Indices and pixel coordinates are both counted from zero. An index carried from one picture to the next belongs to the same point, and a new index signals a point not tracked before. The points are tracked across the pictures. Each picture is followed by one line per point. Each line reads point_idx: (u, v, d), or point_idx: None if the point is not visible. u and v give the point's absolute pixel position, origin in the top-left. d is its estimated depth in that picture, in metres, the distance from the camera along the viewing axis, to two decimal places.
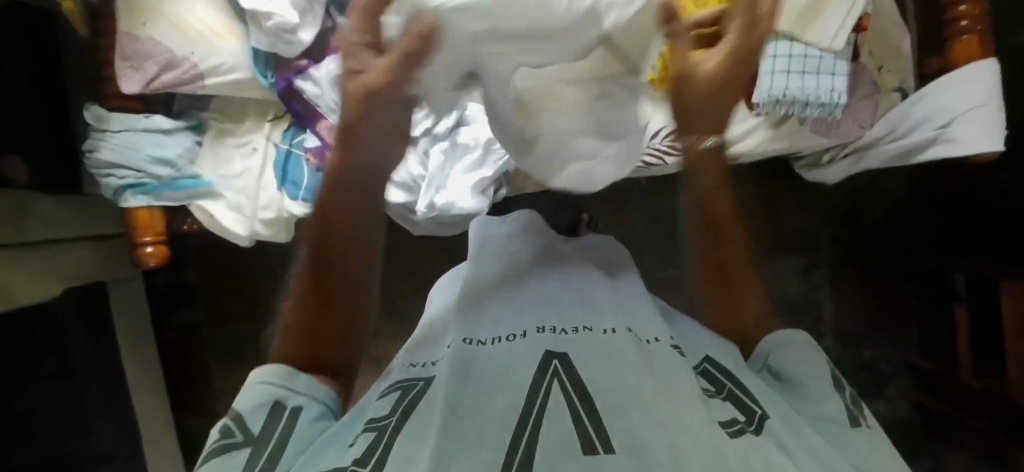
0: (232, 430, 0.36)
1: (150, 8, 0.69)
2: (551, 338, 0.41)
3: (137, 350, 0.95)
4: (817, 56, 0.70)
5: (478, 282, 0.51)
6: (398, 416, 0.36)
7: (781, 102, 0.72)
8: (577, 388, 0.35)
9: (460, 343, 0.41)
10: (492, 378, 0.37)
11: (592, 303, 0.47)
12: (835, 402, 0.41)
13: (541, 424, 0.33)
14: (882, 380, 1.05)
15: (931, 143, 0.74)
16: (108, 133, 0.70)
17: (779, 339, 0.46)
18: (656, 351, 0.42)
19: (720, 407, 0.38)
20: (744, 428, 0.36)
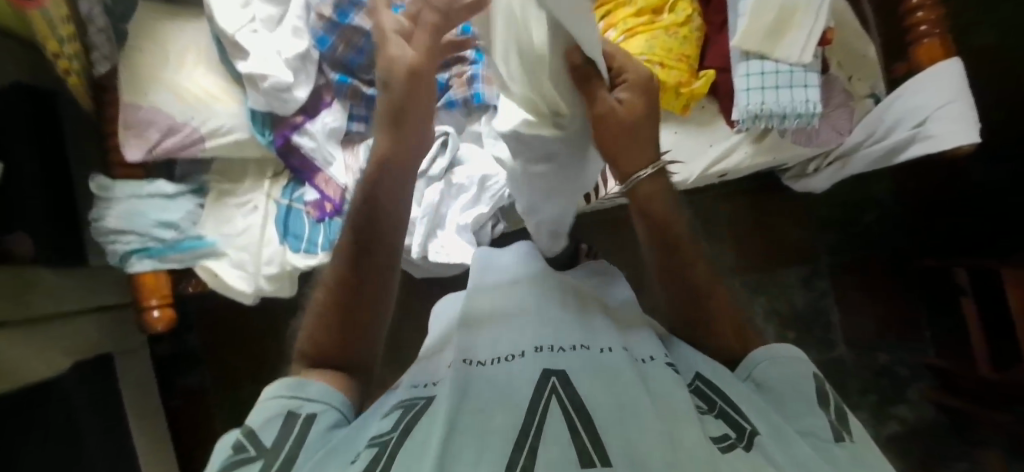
0: (247, 443, 0.37)
1: (152, 80, 0.72)
2: (550, 357, 0.41)
3: (144, 419, 0.93)
4: (787, 71, 0.74)
5: (477, 303, 0.51)
6: (399, 429, 0.36)
7: (759, 117, 0.75)
8: (576, 405, 0.36)
9: (460, 363, 0.41)
10: (491, 395, 0.37)
11: (586, 322, 0.47)
12: (818, 417, 0.40)
13: (539, 442, 0.33)
14: (900, 385, 1.03)
15: (909, 142, 0.76)
16: (113, 201, 0.73)
17: (768, 351, 0.45)
18: (653, 369, 0.42)
19: (711, 424, 0.38)
20: (736, 444, 0.36)
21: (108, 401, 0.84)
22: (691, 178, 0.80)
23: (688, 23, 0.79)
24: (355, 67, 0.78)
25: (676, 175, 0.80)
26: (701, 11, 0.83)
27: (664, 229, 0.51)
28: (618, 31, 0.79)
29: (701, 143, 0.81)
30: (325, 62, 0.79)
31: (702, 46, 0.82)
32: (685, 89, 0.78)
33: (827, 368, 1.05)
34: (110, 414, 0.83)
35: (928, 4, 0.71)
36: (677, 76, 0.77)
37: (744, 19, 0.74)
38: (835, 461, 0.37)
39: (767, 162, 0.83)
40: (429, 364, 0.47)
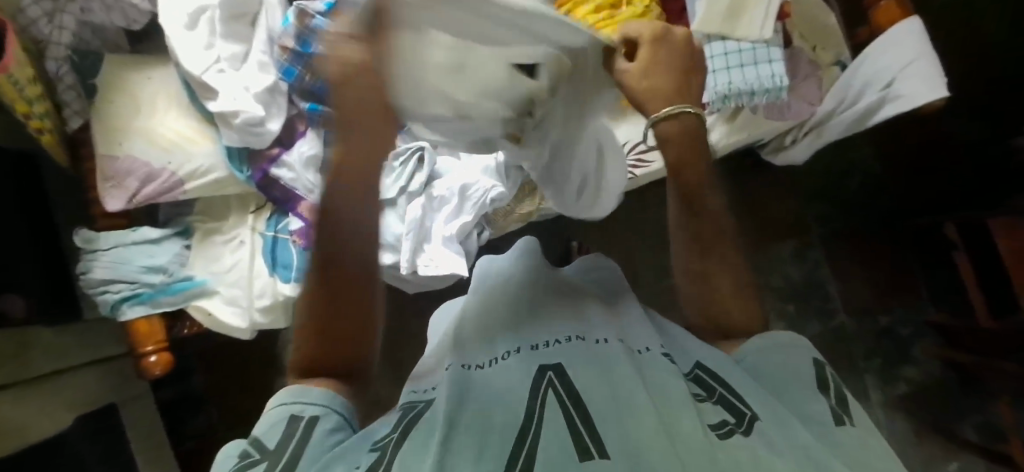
0: (250, 452, 0.34)
1: (125, 129, 0.73)
2: (547, 353, 0.41)
3: (157, 465, 0.93)
4: (750, 48, 0.74)
5: (474, 311, 0.51)
6: (398, 432, 0.36)
7: (727, 97, 0.76)
8: (572, 397, 0.35)
9: (458, 367, 0.41)
10: (489, 396, 0.37)
11: (581, 314, 0.47)
12: (819, 401, 0.36)
13: (538, 434, 0.32)
14: (904, 345, 1.04)
15: (880, 105, 0.77)
16: (99, 252, 0.73)
17: (764, 340, 0.43)
18: (649, 359, 0.40)
19: (710, 410, 0.35)
20: (734, 429, 0.33)
21: (117, 452, 0.84)
22: None
23: (647, 12, 0.80)
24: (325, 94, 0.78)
25: (653, 163, 0.80)
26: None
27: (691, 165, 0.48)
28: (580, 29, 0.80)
29: None
30: (294, 93, 0.78)
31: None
32: None
33: (829, 337, 1.05)
34: (121, 465, 0.84)
35: None
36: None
37: (702, 6, 0.75)
38: (838, 446, 0.33)
39: (743, 140, 0.84)
40: (427, 371, 0.48)
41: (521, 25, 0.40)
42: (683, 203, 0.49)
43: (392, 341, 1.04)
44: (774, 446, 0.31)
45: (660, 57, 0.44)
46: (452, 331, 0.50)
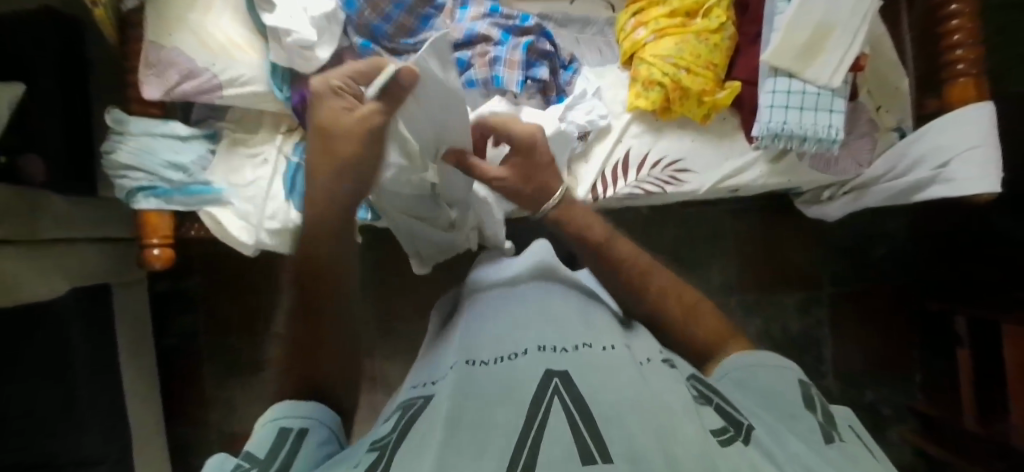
0: (237, 463, 0.36)
1: (179, 21, 0.72)
2: (551, 356, 0.41)
3: (136, 352, 0.95)
4: (815, 93, 0.72)
5: (485, 307, 0.53)
6: (398, 433, 0.37)
7: (779, 136, 0.74)
8: (576, 403, 0.36)
9: (463, 364, 0.42)
10: (490, 394, 0.38)
11: (593, 326, 0.47)
12: (809, 416, 0.40)
13: (542, 435, 0.33)
14: (883, 423, 1.03)
15: (929, 183, 0.75)
16: (126, 136, 0.73)
17: (751, 359, 0.46)
18: (653, 370, 0.42)
19: (709, 417, 0.38)
20: (735, 437, 0.35)
21: (102, 331, 0.85)
22: (702, 188, 0.78)
23: (720, 31, 0.78)
24: (380, 35, 0.77)
25: (688, 183, 0.79)
26: (736, 21, 0.81)
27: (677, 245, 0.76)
28: (648, 30, 0.78)
29: (717, 155, 0.80)
30: (351, 26, 0.77)
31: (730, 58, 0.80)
32: (707, 98, 0.76)
33: None
34: (102, 345, 0.85)
35: (969, 41, 0.69)
36: (702, 83, 0.75)
37: (778, 35, 0.72)
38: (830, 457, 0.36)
39: (783, 184, 0.81)
40: (436, 359, 0.49)
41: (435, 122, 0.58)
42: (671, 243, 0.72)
43: (386, 293, 1.04)
44: (772, 456, 0.34)
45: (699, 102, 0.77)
46: (460, 329, 0.51)
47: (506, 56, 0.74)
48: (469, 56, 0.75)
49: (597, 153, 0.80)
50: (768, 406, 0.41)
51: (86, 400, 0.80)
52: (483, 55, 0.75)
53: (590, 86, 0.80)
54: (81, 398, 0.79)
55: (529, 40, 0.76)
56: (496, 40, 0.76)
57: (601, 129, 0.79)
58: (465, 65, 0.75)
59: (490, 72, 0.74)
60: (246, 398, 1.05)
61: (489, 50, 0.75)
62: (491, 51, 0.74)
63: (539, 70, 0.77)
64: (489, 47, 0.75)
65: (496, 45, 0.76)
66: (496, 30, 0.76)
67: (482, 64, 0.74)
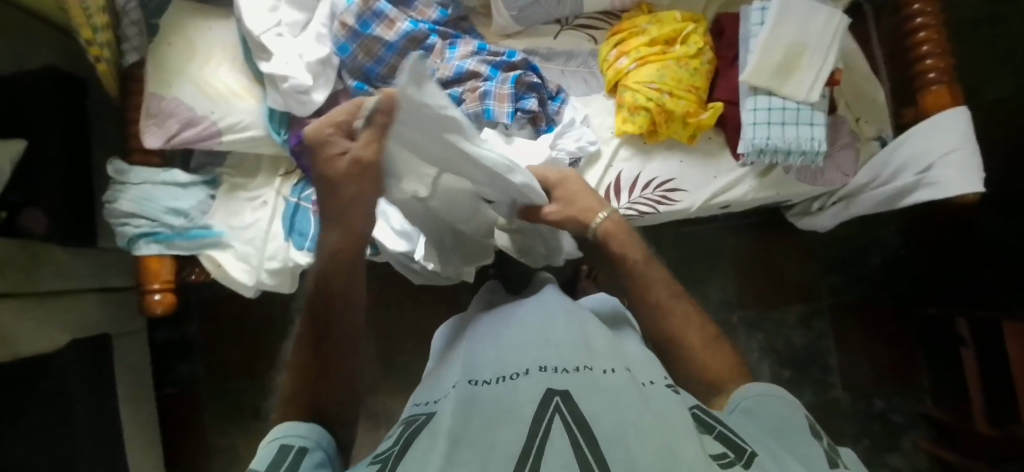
0: None
1: (178, 73, 0.76)
2: (554, 374, 0.41)
3: (136, 403, 0.94)
4: (795, 108, 0.74)
5: (486, 330, 0.53)
6: (400, 447, 0.38)
7: (764, 151, 0.75)
8: (578, 423, 0.36)
9: (465, 383, 0.42)
10: (491, 411, 0.38)
11: (593, 345, 0.47)
12: (814, 444, 0.40)
13: (544, 455, 0.33)
14: (895, 434, 1.02)
15: (914, 188, 0.77)
16: (128, 185, 0.75)
17: (762, 389, 0.46)
18: (654, 392, 0.42)
19: (710, 442, 0.38)
20: (734, 461, 0.36)
21: (102, 383, 0.85)
22: (694, 206, 0.80)
23: (699, 55, 0.81)
24: (374, 75, 0.80)
25: (679, 202, 0.80)
26: (714, 46, 0.84)
27: None
28: (631, 58, 0.81)
29: (706, 173, 0.81)
30: (345, 69, 0.80)
31: (710, 81, 0.83)
32: (691, 119, 0.78)
33: (821, 408, 1.04)
34: (103, 397, 0.84)
35: (938, 51, 0.72)
36: (685, 106, 0.78)
37: (754, 56, 0.75)
38: None
39: (771, 198, 0.83)
40: (436, 380, 0.49)
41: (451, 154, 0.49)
42: None
43: (387, 328, 1.04)
44: None
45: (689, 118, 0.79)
46: (462, 351, 0.51)
47: (496, 89, 0.77)
48: (460, 92, 0.79)
49: (590, 178, 0.82)
50: (774, 432, 0.41)
51: (86, 454, 0.78)
52: (473, 89, 0.78)
53: (578, 114, 0.82)
54: (82, 452, 0.77)
55: (516, 74, 0.79)
56: (485, 76, 0.79)
57: (591, 155, 0.81)
58: (457, 100, 0.78)
59: (482, 106, 0.77)
60: (250, 445, 1.03)
61: (479, 85, 0.78)
62: (481, 86, 0.77)
63: (528, 101, 0.80)
64: (479, 82, 0.79)
65: (485, 80, 0.79)
66: (484, 66, 0.79)
67: (474, 99, 0.77)
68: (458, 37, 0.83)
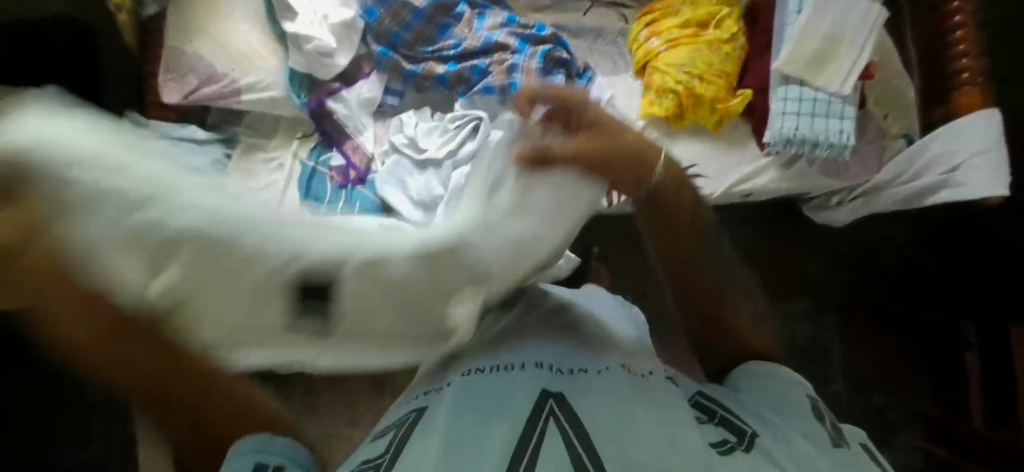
0: None
1: (199, 28, 0.74)
2: (548, 375, 0.42)
3: None
4: (825, 99, 0.73)
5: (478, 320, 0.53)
6: (390, 454, 0.38)
7: (791, 141, 0.74)
8: (575, 426, 0.36)
9: (460, 378, 0.43)
10: (484, 415, 0.38)
11: (585, 341, 0.47)
12: (812, 422, 0.42)
13: (538, 458, 0.34)
14: (893, 429, 1.04)
15: (938, 187, 0.77)
16: (145, 139, 0.73)
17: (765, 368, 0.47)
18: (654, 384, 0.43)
19: (710, 431, 0.41)
20: (736, 446, 0.39)
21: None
22: (716, 193, 0.79)
23: (732, 41, 0.80)
24: (399, 42, 0.79)
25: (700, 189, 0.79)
26: (747, 33, 0.83)
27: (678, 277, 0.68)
28: (662, 40, 0.80)
29: (729, 161, 0.81)
30: (370, 34, 0.79)
31: (739, 70, 0.81)
32: (721, 107, 0.77)
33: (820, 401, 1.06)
34: None
35: (973, 51, 0.71)
36: (714, 91, 0.77)
37: (788, 45, 0.74)
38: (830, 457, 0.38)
39: (792, 190, 0.82)
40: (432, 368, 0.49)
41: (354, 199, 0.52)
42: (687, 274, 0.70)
43: None
44: (771, 461, 0.37)
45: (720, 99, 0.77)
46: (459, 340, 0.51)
47: (524, 63, 0.76)
48: (485, 63, 0.77)
49: None
50: (773, 408, 0.43)
51: None
52: (501, 64, 0.76)
53: (604, 94, 0.81)
54: None
55: (546, 48, 0.77)
56: (513, 48, 0.77)
57: None
58: (482, 72, 0.77)
59: (508, 80, 0.75)
60: None
61: (506, 58, 0.77)
62: (509, 59, 0.76)
63: (556, 77, 0.77)
64: (506, 55, 0.77)
65: (513, 53, 0.77)
66: (513, 38, 0.78)
67: (500, 72, 0.75)
68: (488, 7, 0.81)
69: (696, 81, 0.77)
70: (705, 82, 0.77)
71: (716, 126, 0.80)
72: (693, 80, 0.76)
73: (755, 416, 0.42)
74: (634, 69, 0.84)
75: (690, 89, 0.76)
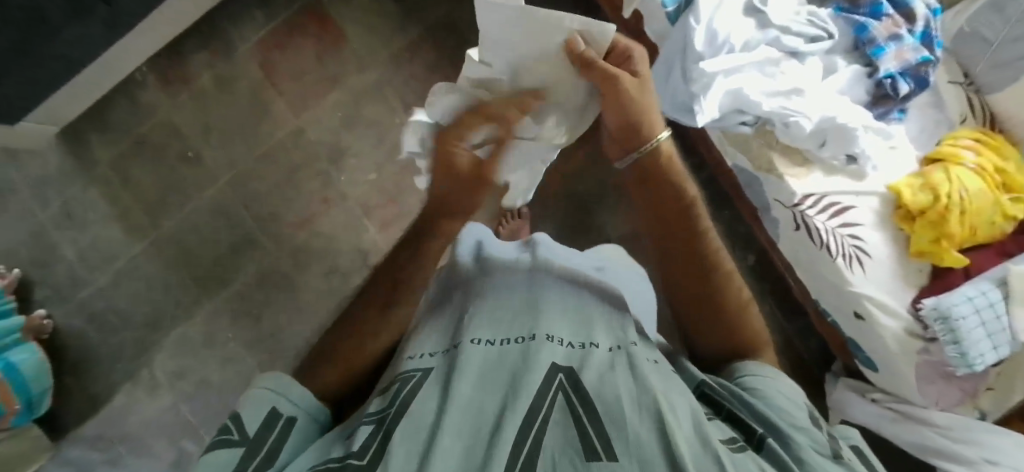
0: (223, 424, 0.37)
1: None
2: (557, 350, 0.42)
3: None
4: (997, 325, 0.74)
5: (515, 278, 0.52)
6: (394, 407, 0.37)
7: (947, 322, 0.73)
8: (582, 397, 0.37)
9: (469, 344, 0.42)
10: (502, 383, 0.38)
11: (609, 321, 0.48)
12: (818, 431, 0.40)
13: (541, 432, 0.34)
14: None
15: (969, 463, 0.79)
16: None
17: (758, 366, 0.47)
18: (664, 370, 0.43)
19: (718, 427, 0.38)
20: (745, 447, 0.37)
21: None
22: (853, 286, 0.76)
23: (1013, 218, 0.76)
24: None
25: (851, 273, 0.76)
26: None
27: (688, 207, 0.52)
28: (975, 158, 0.75)
29: (888, 280, 0.77)
30: None
31: (987, 241, 0.78)
32: (943, 245, 0.74)
33: None
34: None
35: None
36: (957, 230, 0.73)
37: None
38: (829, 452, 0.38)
39: (890, 352, 0.78)
40: (446, 332, 0.48)
41: (824, 129, 0.73)
42: (680, 216, 0.52)
43: None
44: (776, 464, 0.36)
45: (954, 239, 0.74)
46: (463, 295, 0.52)
47: (903, 45, 0.73)
48: (885, 13, 0.74)
49: (833, 180, 0.77)
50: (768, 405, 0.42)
51: None
52: (894, 24, 0.73)
53: (897, 137, 0.78)
54: None
55: (926, 57, 0.73)
56: (911, 29, 0.74)
57: (854, 171, 0.77)
58: (877, 15, 0.73)
59: (882, 40, 0.72)
60: (365, 12, 1.07)
61: (897, 28, 0.73)
62: (901, 30, 0.73)
63: (902, 82, 0.74)
64: (897, 28, 0.73)
65: (907, 32, 0.74)
66: (919, 24, 0.75)
67: (888, 29, 0.72)
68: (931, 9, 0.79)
69: (965, 202, 0.72)
70: (969, 218, 0.73)
71: (914, 252, 0.77)
72: (960, 199, 0.72)
73: (771, 407, 0.42)
74: (923, 155, 0.79)
75: (949, 207, 0.72)
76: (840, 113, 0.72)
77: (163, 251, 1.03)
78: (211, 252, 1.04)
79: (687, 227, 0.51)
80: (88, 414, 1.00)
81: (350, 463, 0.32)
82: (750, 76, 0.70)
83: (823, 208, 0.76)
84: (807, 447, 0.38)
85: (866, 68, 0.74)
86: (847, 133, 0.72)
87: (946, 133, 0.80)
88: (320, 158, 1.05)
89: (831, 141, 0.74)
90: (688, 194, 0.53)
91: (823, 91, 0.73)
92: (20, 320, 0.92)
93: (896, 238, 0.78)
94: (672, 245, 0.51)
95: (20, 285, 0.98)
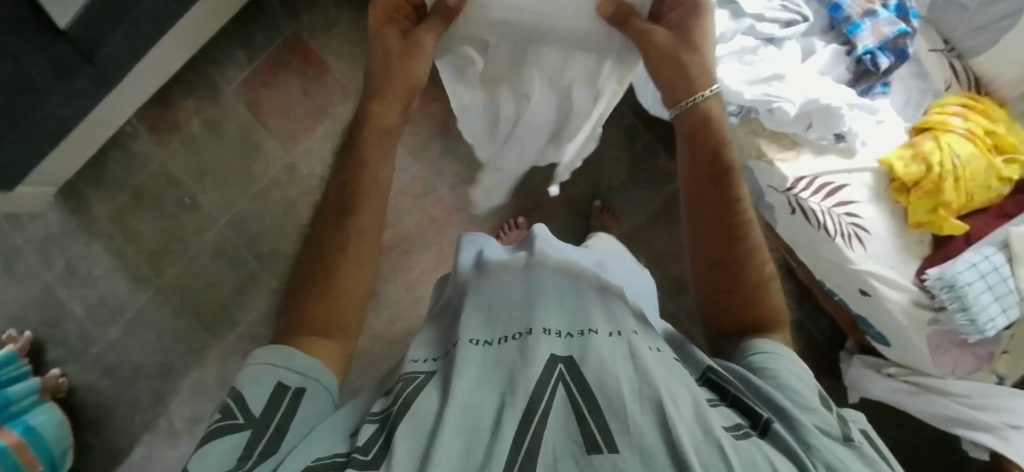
0: (227, 402, 0.38)
1: None
2: (554, 343, 0.41)
3: None
4: (1005, 288, 0.73)
5: (510, 271, 0.52)
6: (396, 407, 0.38)
7: (954, 288, 0.73)
8: (581, 391, 0.36)
9: (468, 344, 0.42)
10: (500, 381, 0.38)
11: (609, 307, 0.47)
12: (828, 413, 0.40)
13: (541, 428, 0.34)
14: None
15: (988, 428, 0.79)
16: None
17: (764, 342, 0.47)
18: (667, 359, 0.43)
19: (722, 412, 0.38)
20: (750, 431, 0.37)
21: None
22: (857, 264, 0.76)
23: (1009, 180, 0.75)
24: None
25: (852, 251, 0.76)
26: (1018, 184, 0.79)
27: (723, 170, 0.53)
28: (963, 124, 0.75)
29: (890, 255, 0.77)
30: None
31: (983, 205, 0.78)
32: (941, 213, 0.74)
33: None
34: None
35: None
36: (954, 197, 0.73)
37: None
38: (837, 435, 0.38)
39: (897, 326, 0.78)
40: (445, 337, 0.49)
41: (809, 112, 0.72)
42: (712, 179, 0.53)
43: None
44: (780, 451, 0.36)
45: (952, 206, 0.73)
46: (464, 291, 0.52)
47: (880, 19, 0.73)
48: None
49: (824, 160, 0.77)
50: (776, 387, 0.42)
51: None
52: (868, 1, 0.73)
53: (885, 112, 0.78)
54: None
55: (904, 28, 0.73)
56: (886, 3, 0.74)
57: (842, 148, 0.77)
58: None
59: (858, 18, 0.72)
60: (341, 41, 1.07)
61: (872, 4, 0.73)
62: (877, 5, 0.72)
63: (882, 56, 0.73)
64: (872, 3, 0.73)
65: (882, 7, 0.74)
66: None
67: (863, 5, 0.72)
68: None
69: (960, 169, 0.72)
70: (965, 185, 0.73)
71: (914, 224, 0.76)
72: (954, 168, 0.72)
73: (780, 389, 0.42)
74: (911, 125, 0.78)
75: (944, 176, 0.72)
76: (824, 94, 0.71)
77: (169, 298, 1.04)
78: (215, 294, 1.05)
79: (719, 189, 0.53)
80: (113, 466, 1.01)
81: (354, 459, 0.34)
82: (729, 69, 0.71)
83: (817, 190, 0.76)
84: (812, 430, 0.38)
85: (844, 47, 0.74)
86: (833, 114, 0.72)
87: (933, 101, 0.79)
88: (314, 191, 1.07)
89: (817, 122, 0.73)
90: (726, 158, 0.54)
91: (804, 74, 0.73)
92: (35, 382, 0.93)
93: (894, 212, 0.77)
94: (704, 208, 0.53)
95: (32, 348, 0.99)
